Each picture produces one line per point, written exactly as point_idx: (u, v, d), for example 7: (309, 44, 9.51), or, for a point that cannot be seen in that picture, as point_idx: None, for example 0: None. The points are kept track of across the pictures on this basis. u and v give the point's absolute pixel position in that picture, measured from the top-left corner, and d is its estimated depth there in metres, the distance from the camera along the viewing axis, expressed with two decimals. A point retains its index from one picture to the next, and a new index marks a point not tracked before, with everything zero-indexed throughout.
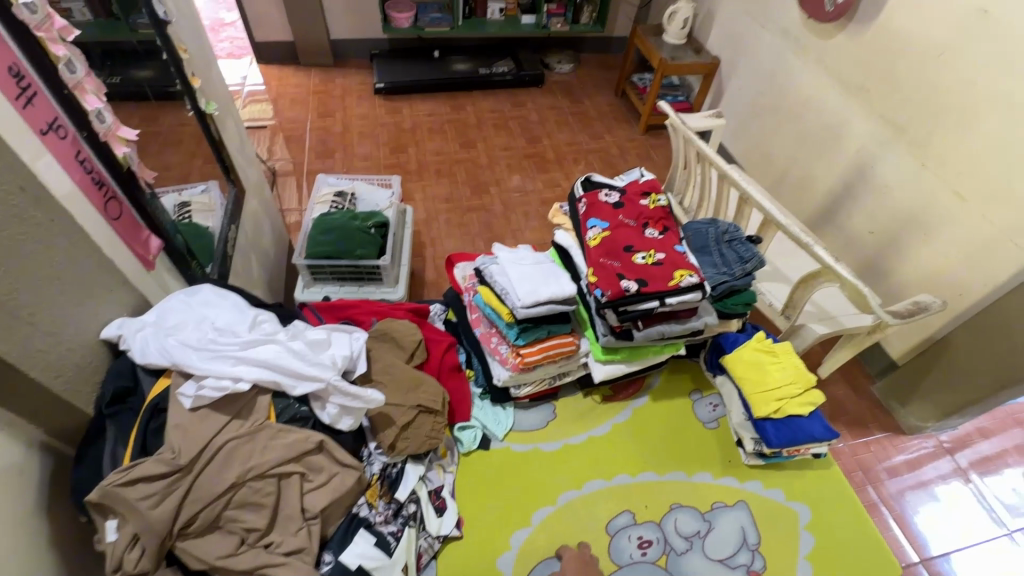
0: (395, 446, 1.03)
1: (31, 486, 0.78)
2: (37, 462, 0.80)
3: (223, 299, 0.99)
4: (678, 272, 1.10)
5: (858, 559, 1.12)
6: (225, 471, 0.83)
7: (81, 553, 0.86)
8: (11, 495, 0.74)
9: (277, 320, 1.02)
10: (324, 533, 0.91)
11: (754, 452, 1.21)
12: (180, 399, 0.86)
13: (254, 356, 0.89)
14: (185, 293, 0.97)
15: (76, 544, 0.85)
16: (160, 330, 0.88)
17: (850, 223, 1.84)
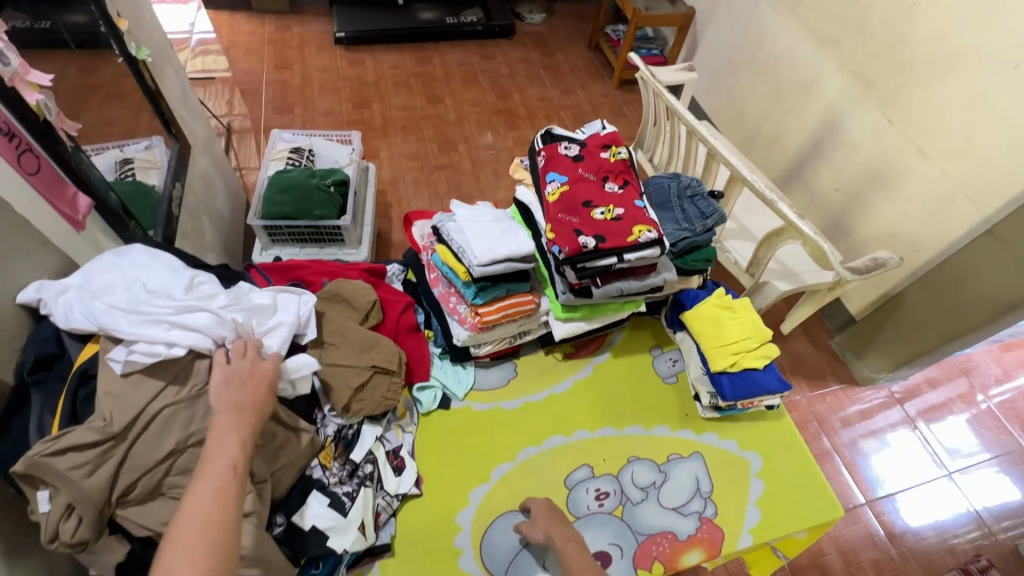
0: (349, 408, 1.01)
1: None
2: None
3: (156, 260, 0.93)
4: (636, 228, 1.08)
5: (806, 502, 1.17)
6: (165, 437, 0.80)
7: (21, 524, 0.84)
8: None
9: (218, 282, 0.97)
10: (275, 495, 0.88)
11: (711, 405, 1.24)
12: (109, 364, 0.82)
13: (187, 321, 0.84)
14: (115, 254, 0.91)
15: (14, 515, 0.82)
16: (85, 294, 0.84)
17: (816, 181, 1.84)
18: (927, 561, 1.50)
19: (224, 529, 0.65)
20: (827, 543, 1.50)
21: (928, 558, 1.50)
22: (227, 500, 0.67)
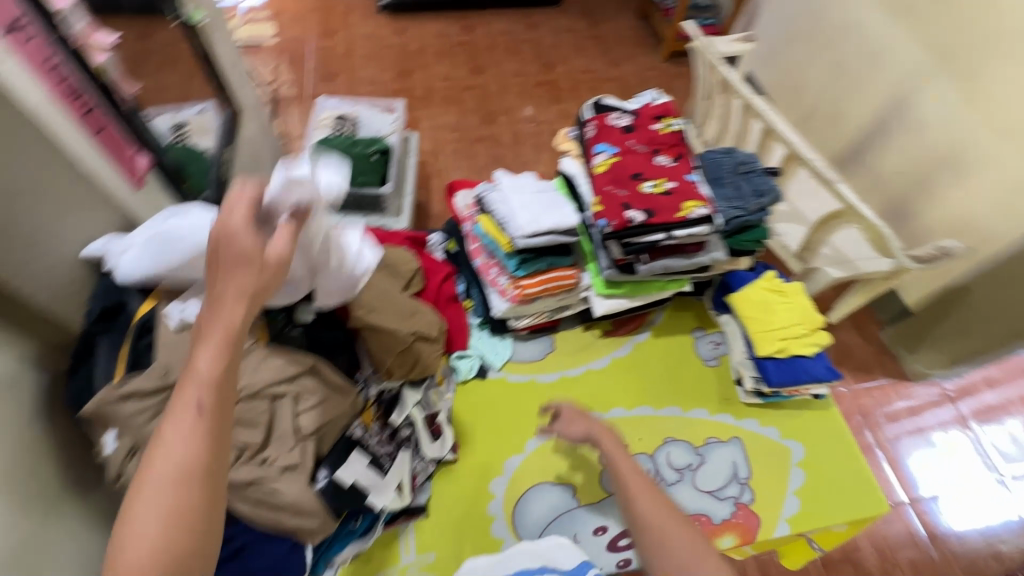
0: (391, 373, 1.04)
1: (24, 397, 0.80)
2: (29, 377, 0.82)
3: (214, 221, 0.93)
4: (687, 203, 1.04)
5: (848, 495, 1.14)
6: None
7: (83, 463, 0.89)
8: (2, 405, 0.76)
9: None
10: (319, 450, 0.93)
11: (753, 390, 1.20)
12: (164, 321, 0.86)
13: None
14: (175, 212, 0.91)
15: (77, 454, 0.88)
16: (150, 253, 0.86)
17: (878, 163, 1.70)
18: (968, 565, 1.44)
19: (188, 482, 0.54)
20: (862, 538, 1.45)
21: (971, 563, 1.44)
22: (200, 444, 0.55)
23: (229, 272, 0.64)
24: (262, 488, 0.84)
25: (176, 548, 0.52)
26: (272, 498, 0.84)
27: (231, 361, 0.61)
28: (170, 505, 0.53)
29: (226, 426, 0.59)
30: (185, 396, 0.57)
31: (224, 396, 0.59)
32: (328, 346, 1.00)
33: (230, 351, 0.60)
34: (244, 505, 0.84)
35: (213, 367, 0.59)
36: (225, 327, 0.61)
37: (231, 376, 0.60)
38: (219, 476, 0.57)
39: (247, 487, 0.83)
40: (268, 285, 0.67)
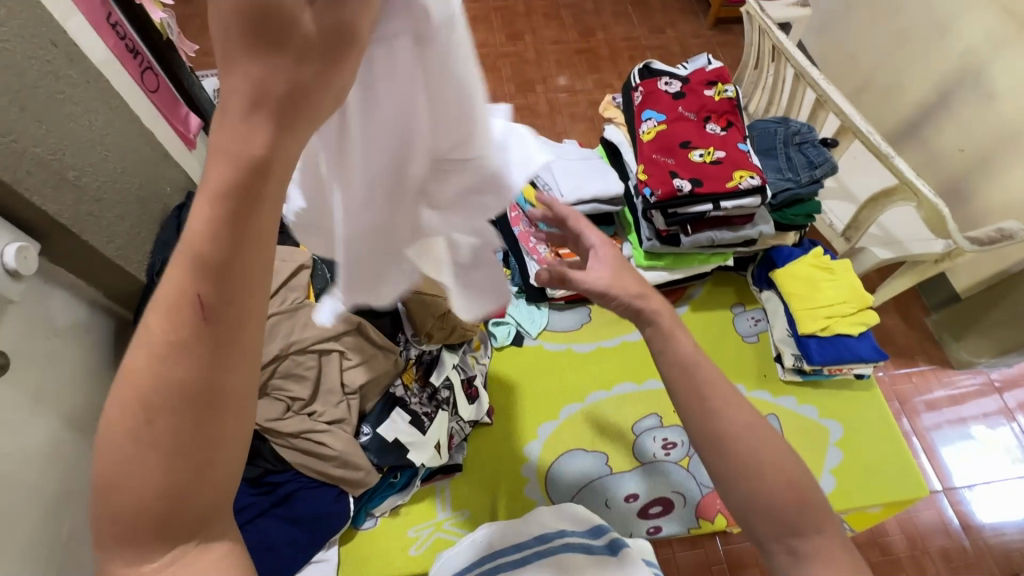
0: (432, 335, 1.01)
1: (82, 344, 0.85)
2: (87, 324, 0.86)
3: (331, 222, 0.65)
4: (737, 173, 1.01)
5: (886, 479, 1.12)
6: (271, 343, 0.88)
7: None
8: (64, 348, 0.81)
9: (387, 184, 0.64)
10: (363, 406, 0.97)
11: (793, 368, 1.18)
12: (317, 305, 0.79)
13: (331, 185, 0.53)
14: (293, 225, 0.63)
15: None
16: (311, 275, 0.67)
17: (936, 138, 1.60)
18: (1002, 557, 1.41)
19: (186, 411, 0.32)
20: (892, 523, 1.43)
21: (1005, 555, 1.40)
22: (202, 359, 0.32)
23: (246, 39, 0.29)
24: (310, 439, 0.89)
25: (178, 499, 0.33)
26: (319, 449, 0.89)
27: (244, 222, 0.30)
28: (143, 441, 0.32)
29: (244, 334, 0.33)
30: (173, 279, 0.31)
31: (236, 291, 0.31)
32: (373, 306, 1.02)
33: (244, 206, 0.30)
34: (293, 454, 0.89)
35: (215, 237, 0.30)
36: (232, 157, 0.29)
37: (245, 252, 0.31)
38: (232, 408, 0.33)
39: (296, 437, 0.89)
40: (332, 74, 0.32)
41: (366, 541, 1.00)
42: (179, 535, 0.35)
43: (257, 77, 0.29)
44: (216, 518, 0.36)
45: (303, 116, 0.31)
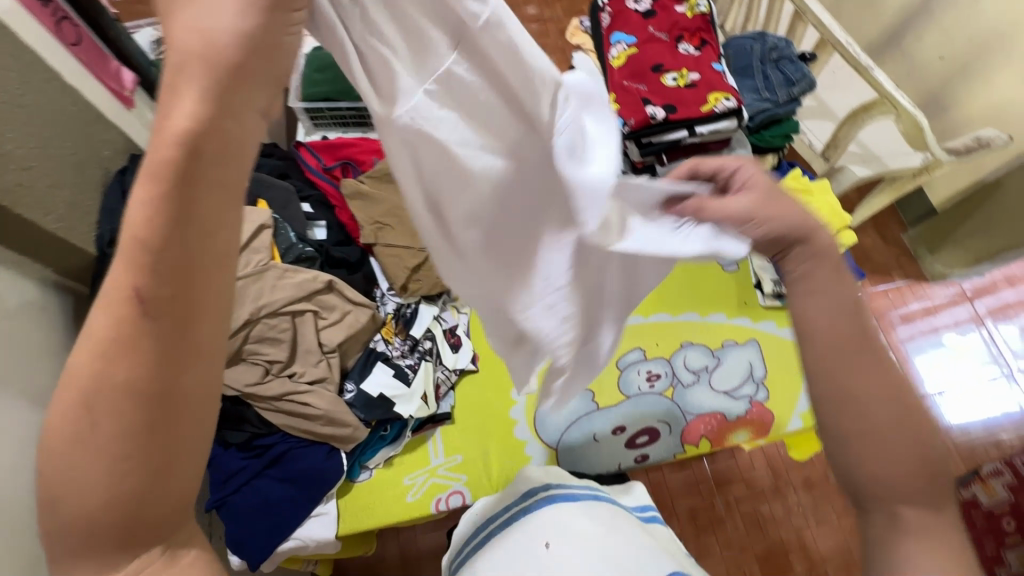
0: (407, 287, 1.03)
1: (41, 322, 0.82)
2: (45, 301, 0.83)
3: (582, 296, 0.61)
4: (712, 96, 0.96)
5: None
6: (240, 307, 0.85)
7: None
8: (24, 328, 0.78)
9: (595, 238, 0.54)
10: (344, 364, 0.96)
11: (773, 293, 1.22)
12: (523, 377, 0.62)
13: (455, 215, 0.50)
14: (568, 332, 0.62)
15: None
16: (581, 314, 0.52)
17: (918, 46, 1.54)
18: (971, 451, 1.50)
19: (138, 412, 0.31)
20: None
21: (973, 451, 1.49)
22: (148, 359, 0.31)
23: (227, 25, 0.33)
24: (294, 400, 0.88)
25: (137, 506, 0.32)
26: (304, 409, 0.88)
27: (188, 209, 0.31)
28: (92, 447, 0.31)
29: (196, 329, 0.32)
30: (118, 275, 0.31)
31: (181, 285, 0.31)
32: (345, 262, 0.99)
33: (181, 194, 0.31)
34: (278, 417, 0.89)
35: (156, 228, 0.31)
36: (164, 145, 0.31)
37: (195, 234, 0.31)
38: (192, 410, 0.33)
39: (279, 399, 0.88)
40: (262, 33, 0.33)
41: (361, 494, 1.01)
42: (144, 545, 0.33)
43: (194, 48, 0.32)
44: (184, 524, 0.35)
45: (237, 90, 0.32)
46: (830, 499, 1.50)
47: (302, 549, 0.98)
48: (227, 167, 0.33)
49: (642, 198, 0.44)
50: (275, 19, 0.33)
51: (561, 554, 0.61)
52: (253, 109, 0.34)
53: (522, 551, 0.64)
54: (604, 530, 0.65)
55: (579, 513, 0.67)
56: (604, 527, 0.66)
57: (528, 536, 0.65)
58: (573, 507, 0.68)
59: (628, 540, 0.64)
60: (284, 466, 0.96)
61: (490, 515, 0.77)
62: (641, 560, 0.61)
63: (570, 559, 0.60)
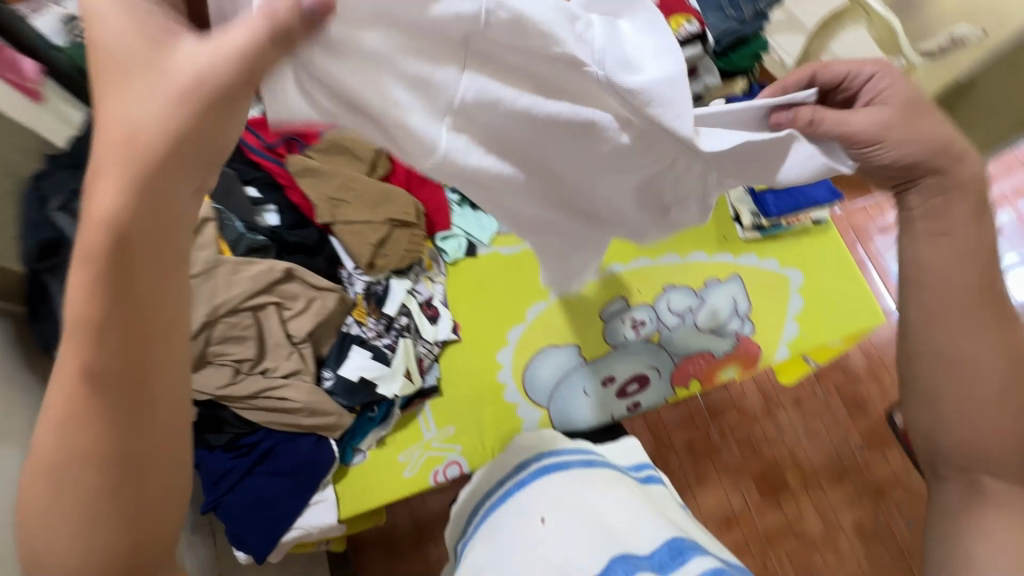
0: (373, 264, 0.99)
1: None
2: None
3: None
4: (673, 20, 0.89)
5: (843, 317, 1.15)
6: (194, 309, 0.79)
7: None
8: None
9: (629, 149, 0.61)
10: (318, 351, 0.92)
11: (752, 226, 1.18)
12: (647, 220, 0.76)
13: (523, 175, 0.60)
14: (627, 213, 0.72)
15: None
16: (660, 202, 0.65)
17: None
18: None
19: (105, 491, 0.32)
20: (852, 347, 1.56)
21: None
22: (110, 443, 0.31)
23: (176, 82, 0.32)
24: (272, 395, 0.85)
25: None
26: (283, 404, 0.85)
27: (128, 289, 0.31)
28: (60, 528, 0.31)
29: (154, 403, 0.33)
30: (68, 359, 0.31)
31: (134, 362, 0.31)
32: (304, 247, 0.93)
33: (117, 276, 0.30)
34: (258, 414, 0.85)
35: (98, 314, 0.30)
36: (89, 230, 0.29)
37: (135, 320, 0.31)
38: (164, 476, 0.34)
39: (255, 397, 0.84)
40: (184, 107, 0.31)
41: (358, 477, 1.01)
42: None
43: (122, 132, 0.30)
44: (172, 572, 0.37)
45: (161, 170, 0.30)
46: (818, 413, 1.55)
47: (309, 535, 0.98)
48: (165, 244, 0.32)
49: (746, 116, 0.55)
50: (220, 117, 0.32)
51: (554, 528, 0.61)
52: (186, 190, 0.33)
53: (518, 528, 0.64)
54: (596, 497, 0.64)
55: (569, 483, 0.67)
56: (596, 494, 0.65)
57: (521, 512, 0.66)
58: (561, 477, 0.68)
59: (620, 504, 0.63)
60: (274, 461, 0.94)
61: (485, 493, 0.77)
62: (635, 524, 0.60)
63: (565, 533, 0.60)
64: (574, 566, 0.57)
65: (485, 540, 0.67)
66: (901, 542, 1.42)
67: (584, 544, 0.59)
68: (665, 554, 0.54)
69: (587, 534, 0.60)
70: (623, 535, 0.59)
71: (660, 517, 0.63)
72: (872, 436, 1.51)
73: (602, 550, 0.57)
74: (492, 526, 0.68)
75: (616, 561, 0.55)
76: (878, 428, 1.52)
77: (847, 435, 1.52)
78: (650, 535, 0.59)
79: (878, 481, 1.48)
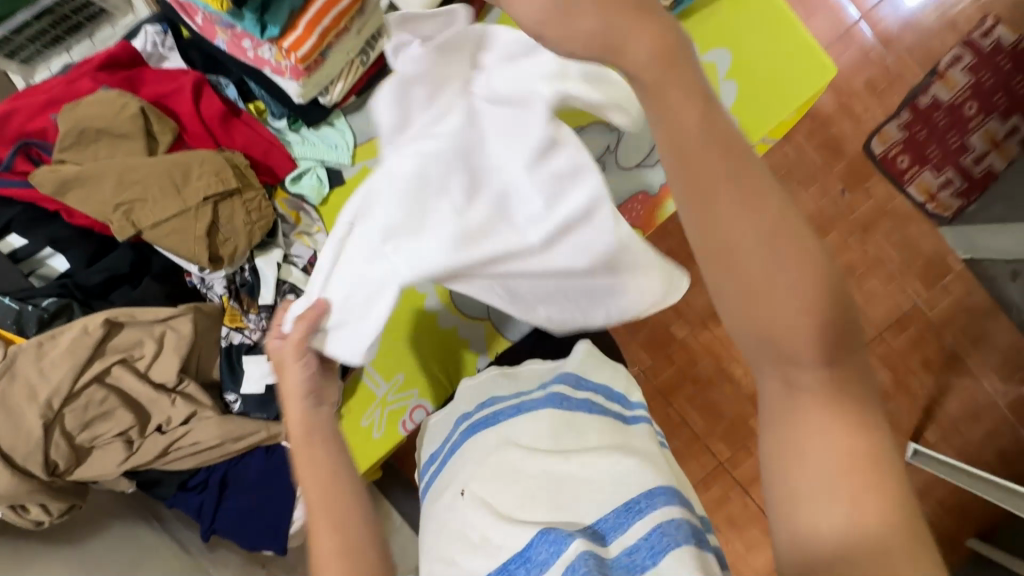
0: (221, 258, 0.79)
1: None
2: None
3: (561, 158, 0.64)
4: None
5: (794, 85, 0.91)
6: (22, 416, 0.66)
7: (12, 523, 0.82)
8: None
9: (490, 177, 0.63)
10: (209, 378, 0.81)
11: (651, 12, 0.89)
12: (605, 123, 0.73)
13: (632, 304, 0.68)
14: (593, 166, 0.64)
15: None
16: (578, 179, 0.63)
17: None
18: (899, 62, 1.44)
19: None
20: None
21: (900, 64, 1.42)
22: None
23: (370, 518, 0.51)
24: (183, 445, 0.76)
25: None
26: (198, 446, 0.76)
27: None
28: None
29: None
30: None
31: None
32: (120, 278, 0.76)
33: None
34: (184, 463, 0.78)
35: None
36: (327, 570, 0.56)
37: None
38: None
39: (166, 454, 0.75)
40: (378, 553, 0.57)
41: None
42: None
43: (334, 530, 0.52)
44: None
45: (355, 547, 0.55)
46: (791, 173, 1.44)
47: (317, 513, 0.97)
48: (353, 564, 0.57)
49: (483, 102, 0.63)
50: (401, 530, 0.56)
51: (474, 502, 0.67)
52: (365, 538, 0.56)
53: (450, 499, 0.71)
54: (519, 456, 0.70)
55: (499, 445, 0.72)
56: (520, 450, 0.70)
57: (455, 480, 0.72)
58: (492, 435, 0.74)
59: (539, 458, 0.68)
60: (239, 478, 0.90)
61: (435, 456, 0.82)
62: (549, 487, 0.66)
63: (486, 508, 0.66)
64: (494, 541, 0.63)
65: (433, 501, 0.74)
66: (891, 267, 1.42)
67: (500, 517, 0.64)
68: (600, 527, 0.61)
69: (504, 507, 0.65)
70: (540, 502, 0.64)
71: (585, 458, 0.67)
72: (851, 176, 1.44)
73: (525, 528, 0.62)
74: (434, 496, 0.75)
75: (536, 538, 0.60)
76: (857, 165, 1.44)
77: (826, 182, 1.44)
78: (591, 505, 0.63)
79: (860, 220, 1.43)
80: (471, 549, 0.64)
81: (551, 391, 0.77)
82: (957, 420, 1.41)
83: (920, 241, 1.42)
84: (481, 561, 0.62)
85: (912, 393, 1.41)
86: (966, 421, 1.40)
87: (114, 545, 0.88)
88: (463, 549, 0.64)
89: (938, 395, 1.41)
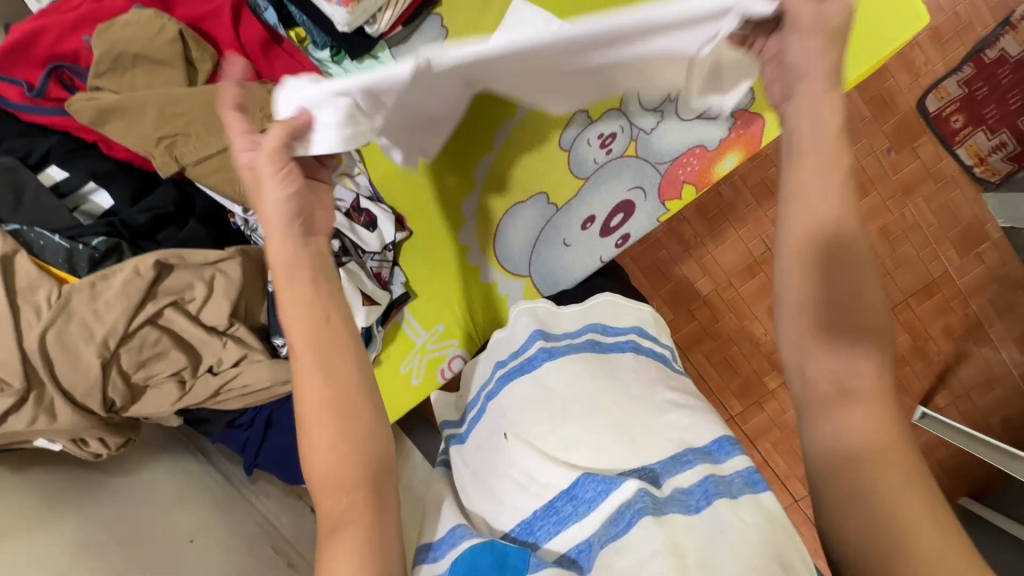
0: None
1: None
2: None
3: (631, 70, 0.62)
4: None
5: (887, 35, 0.77)
6: (80, 356, 0.65)
7: (64, 455, 0.83)
8: None
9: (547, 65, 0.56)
10: (256, 322, 0.80)
11: None
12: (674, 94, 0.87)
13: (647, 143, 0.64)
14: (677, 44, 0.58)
15: (51, 455, 0.81)
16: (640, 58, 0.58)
17: None
18: (970, 9, 1.33)
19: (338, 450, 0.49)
20: None
21: (959, 15, 1.34)
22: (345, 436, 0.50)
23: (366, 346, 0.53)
24: (233, 386, 0.76)
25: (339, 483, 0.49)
26: (250, 389, 0.77)
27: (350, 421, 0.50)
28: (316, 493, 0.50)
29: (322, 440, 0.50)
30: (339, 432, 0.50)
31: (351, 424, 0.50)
32: (165, 218, 0.74)
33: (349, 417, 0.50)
34: (234, 403, 0.79)
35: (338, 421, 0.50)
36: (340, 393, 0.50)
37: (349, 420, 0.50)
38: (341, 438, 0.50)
39: (217, 395, 0.76)
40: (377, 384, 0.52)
41: None
42: None
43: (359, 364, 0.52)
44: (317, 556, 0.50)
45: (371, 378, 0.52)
46: None
47: None
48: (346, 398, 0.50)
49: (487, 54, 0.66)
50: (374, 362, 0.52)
51: (518, 442, 0.58)
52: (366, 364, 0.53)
53: (486, 441, 0.62)
54: (560, 397, 0.59)
55: (536, 389, 0.61)
56: (558, 391, 0.60)
57: (490, 423, 0.63)
58: (529, 383, 0.62)
59: (581, 397, 0.58)
60: (282, 419, 0.91)
61: (473, 398, 0.71)
62: (593, 425, 0.56)
63: (527, 448, 0.57)
64: (541, 480, 0.55)
65: (470, 450, 0.64)
66: (927, 233, 1.37)
67: (545, 456, 0.56)
68: (664, 462, 0.54)
69: (547, 446, 0.57)
70: (585, 441, 0.56)
71: (624, 396, 0.58)
72: (899, 134, 1.36)
73: (568, 468, 0.55)
74: (471, 437, 0.65)
75: (583, 477, 0.53)
76: (908, 123, 1.36)
77: (872, 140, 1.37)
78: (647, 445, 0.55)
79: (902, 180, 1.37)
80: (517, 490, 0.57)
81: (581, 336, 0.67)
82: (969, 388, 1.39)
83: (961, 208, 1.36)
84: (529, 500, 0.56)
85: (929, 358, 1.39)
86: (978, 388, 1.38)
87: (163, 479, 0.91)
88: (511, 489, 0.57)
89: (954, 361, 1.39)
